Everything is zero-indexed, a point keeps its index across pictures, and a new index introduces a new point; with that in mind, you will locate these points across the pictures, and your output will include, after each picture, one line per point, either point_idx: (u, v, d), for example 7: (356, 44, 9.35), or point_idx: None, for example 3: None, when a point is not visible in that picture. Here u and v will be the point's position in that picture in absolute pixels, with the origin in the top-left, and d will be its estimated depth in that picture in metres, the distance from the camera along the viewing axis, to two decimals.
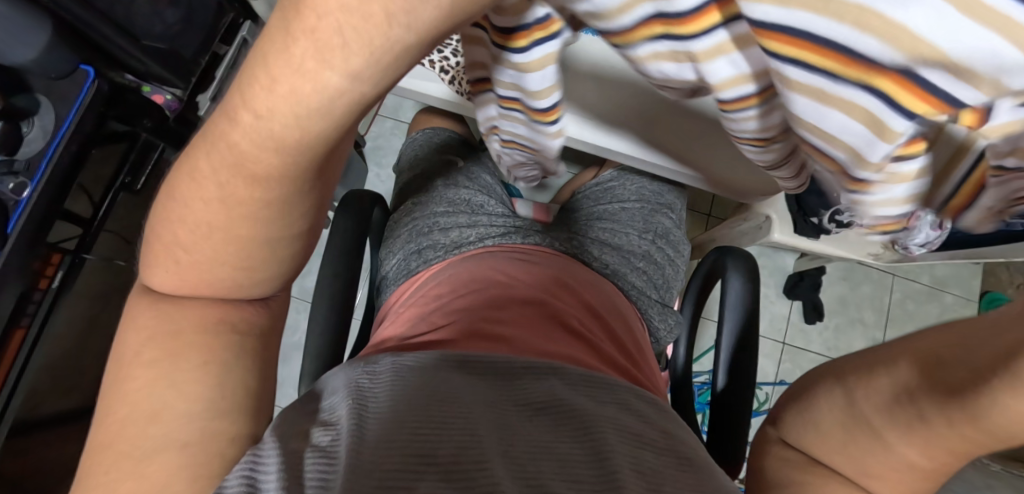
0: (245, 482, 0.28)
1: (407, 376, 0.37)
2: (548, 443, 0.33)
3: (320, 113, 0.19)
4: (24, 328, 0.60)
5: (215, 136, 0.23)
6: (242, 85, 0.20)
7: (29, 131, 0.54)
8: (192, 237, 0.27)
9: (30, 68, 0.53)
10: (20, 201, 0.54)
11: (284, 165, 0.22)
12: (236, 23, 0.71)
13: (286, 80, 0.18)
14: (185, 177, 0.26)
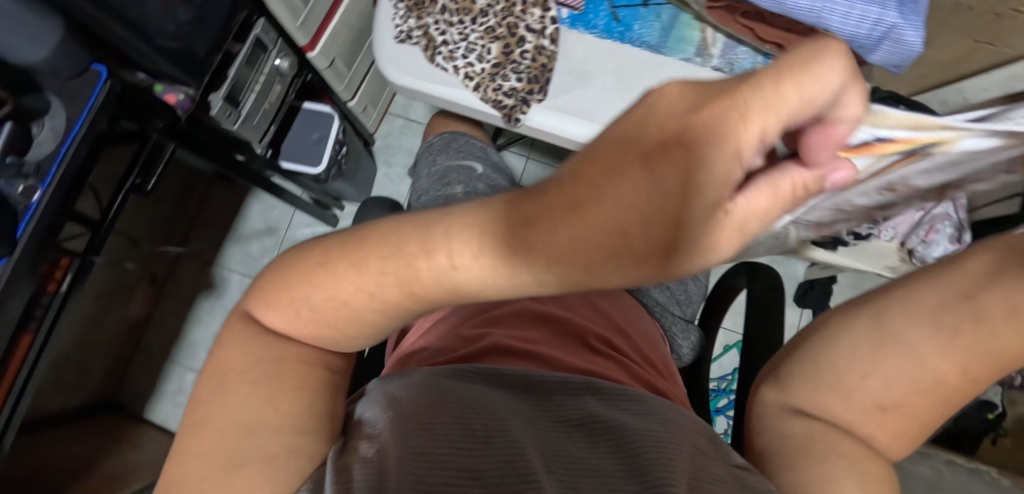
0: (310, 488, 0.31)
1: (444, 386, 0.37)
2: (585, 455, 0.33)
3: (500, 286, 0.26)
4: (32, 332, 0.59)
5: (395, 248, 0.28)
6: (450, 241, 0.25)
7: (39, 132, 0.53)
8: (323, 302, 0.32)
9: (41, 69, 0.51)
10: (29, 204, 0.52)
11: (450, 298, 0.28)
12: (249, 21, 0.69)
13: (490, 263, 0.24)
14: (348, 256, 0.31)
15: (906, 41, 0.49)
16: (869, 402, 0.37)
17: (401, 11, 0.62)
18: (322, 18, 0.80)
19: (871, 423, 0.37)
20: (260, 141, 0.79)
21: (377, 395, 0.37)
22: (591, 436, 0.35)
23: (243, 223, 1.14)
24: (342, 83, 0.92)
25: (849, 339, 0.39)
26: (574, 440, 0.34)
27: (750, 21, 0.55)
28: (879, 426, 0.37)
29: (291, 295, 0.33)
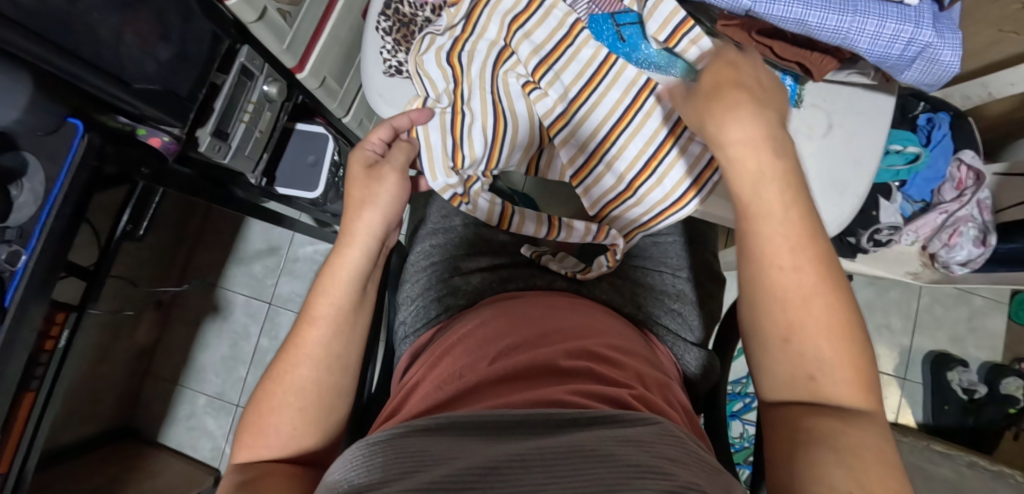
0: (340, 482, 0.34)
1: (403, 447, 0.35)
2: (538, 480, 0.30)
3: (355, 260, 0.48)
4: (34, 391, 0.57)
5: (304, 319, 0.47)
6: (316, 281, 0.48)
7: (19, 195, 0.50)
8: (285, 392, 0.44)
9: (15, 128, 0.48)
10: (16, 270, 0.50)
11: (332, 304, 0.47)
12: (233, 49, 0.66)
13: (342, 260, 0.48)
14: (286, 357, 0.45)
15: (943, 61, 0.46)
16: (800, 358, 0.37)
17: (390, 44, 0.61)
18: (309, 37, 0.75)
19: (814, 369, 0.37)
20: (253, 171, 0.76)
21: (352, 463, 0.35)
22: (542, 454, 0.32)
23: (243, 243, 1.12)
24: (335, 102, 0.88)
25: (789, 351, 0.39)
26: (526, 464, 0.32)
27: (770, 39, 0.50)
28: (836, 377, 0.36)
29: (262, 408, 0.43)
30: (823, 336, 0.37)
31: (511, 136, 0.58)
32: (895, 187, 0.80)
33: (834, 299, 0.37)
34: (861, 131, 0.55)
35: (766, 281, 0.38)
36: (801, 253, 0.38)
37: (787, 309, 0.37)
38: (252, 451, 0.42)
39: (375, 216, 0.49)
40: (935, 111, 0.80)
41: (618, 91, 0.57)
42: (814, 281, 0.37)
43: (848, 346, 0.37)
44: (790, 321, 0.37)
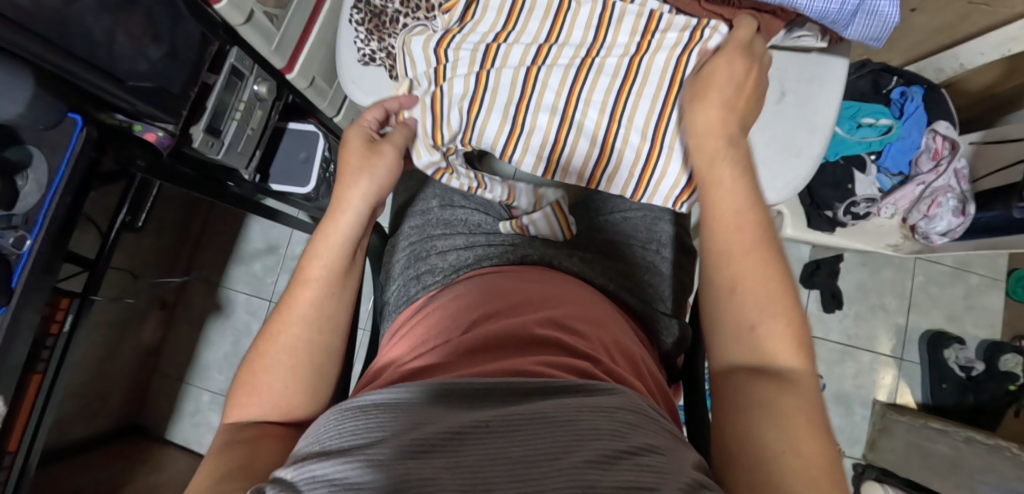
0: (314, 444, 0.33)
1: (375, 414, 0.33)
2: (498, 448, 0.28)
3: (347, 227, 0.53)
4: (40, 372, 0.61)
5: (298, 281, 0.50)
6: (309, 246, 0.52)
7: (24, 185, 0.55)
8: (278, 351, 0.46)
9: (19, 122, 0.52)
10: (21, 254, 0.54)
11: (325, 266, 0.51)
12: (223, 50, 0.70)
13: (336, 226, 0.53)
14: (278, 319, 0.48)
15: (881, 12, 0.49)
16: (744, 309, 0.40)
17: (364, 34, 0.66)
18: (297, 39, 0.79)
19: (755, 320, 0.39)
20: (247, 167, 0.80)
21: (324, 427, 0.33)
22: (508, 422, 0.29)
23: (244, 243, 1.18)
24: (325, 101, 0.92)
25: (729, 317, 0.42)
26: (489, 430, 0.29)
27: (717, 7, 0.55)
28: (772, 327, 0.39)
29: (252, 368, 0.46)
30: (762, 291, 0.40)
31: (482, 121, 0.59)
32: (868, 160, 0.81)
33: (768, 265, 0.41)
34: (806, 100, 0.59)
35: (714, 251, 0.43)
36: (740, 224, 0.43)
37: (729, 266, 0.42)
38: (240, 411, 0.45)
39: (369, 186, 0.54)
40: (907, 84, 0.81)
41: (608, 77, 0.57)
42: (753, 249, 0.42)
43: (781, 299, 0.40)
44: (731, 275, 0.41)
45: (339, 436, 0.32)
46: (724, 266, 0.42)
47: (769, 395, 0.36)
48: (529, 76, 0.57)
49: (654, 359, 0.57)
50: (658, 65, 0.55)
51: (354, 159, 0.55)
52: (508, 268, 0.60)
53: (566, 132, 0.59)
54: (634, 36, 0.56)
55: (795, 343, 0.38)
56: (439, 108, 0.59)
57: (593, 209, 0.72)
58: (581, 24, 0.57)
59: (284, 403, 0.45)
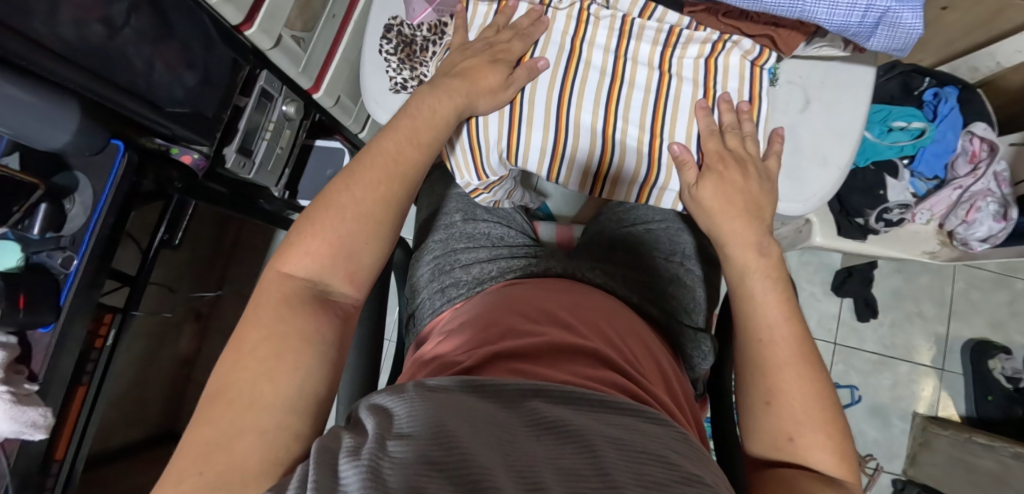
0: (370, 416, 0.33)
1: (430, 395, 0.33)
2: (557, 458, 0.28)
3: (433, 128, 0.49)
4: (84, 385, 0.64)
5: (377, 152, 0.46)
6: (392, 126, 0.48)
7: (71, 208, 0.58)
8: (369, 198, 0.43)
9: (66, 151, 0.56)
10: (69, 273, 0.57)
11: (417, 159, 0.47)
12: (253, 74, 0.73)
13: (424, 113, 0.49)
14: (373, 159, 0.45)
15: (905, 24, 0.47)
16: (783, 421, 0.40)
17: (395, 63, 0.64)
18: (323, 60, 0.82)
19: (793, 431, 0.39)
20: (276, 185, 0.83)
21: (381, 401, 0.35)
22: (568, 433, 0.31)
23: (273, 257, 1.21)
24: (351, 119, 0.94)
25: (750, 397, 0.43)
26: (544, 440, 0.30)
27: (736, 20, 0.55)
28: (812, 439, 0.39)
29: (332, 210, 0.42)
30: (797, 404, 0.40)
31: (525, 143, 0.58)
32: (901, 165, 0.78)
33: (811, 375, 0.41)
34: (839, 109, 0.58)
35: (753, 333, 0.44)
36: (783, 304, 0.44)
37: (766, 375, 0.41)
38: (292, 263, 0.41)
39: (459, 88, 0.52)
40: (941, 85, 0.78)
41: (641, 91, 0.56)
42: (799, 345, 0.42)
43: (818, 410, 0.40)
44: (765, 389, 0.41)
45: (395, 412, 0.32)
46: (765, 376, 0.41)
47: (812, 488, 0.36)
48: (564, 90, 0.57)
49: (682, 377, 0.56)
50: (688, 75, 0.57)
51: (496, 73, 0.54)
52: (538, 279, 0.60)
53: (610, 151, 0.58)
54: (656, 47, 0.56)
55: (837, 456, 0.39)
56: (479, 140, 0.59)
57: (612, 221, 0.72)
58: (601, 46, 0.57)
59: (353, 259, 0.42)
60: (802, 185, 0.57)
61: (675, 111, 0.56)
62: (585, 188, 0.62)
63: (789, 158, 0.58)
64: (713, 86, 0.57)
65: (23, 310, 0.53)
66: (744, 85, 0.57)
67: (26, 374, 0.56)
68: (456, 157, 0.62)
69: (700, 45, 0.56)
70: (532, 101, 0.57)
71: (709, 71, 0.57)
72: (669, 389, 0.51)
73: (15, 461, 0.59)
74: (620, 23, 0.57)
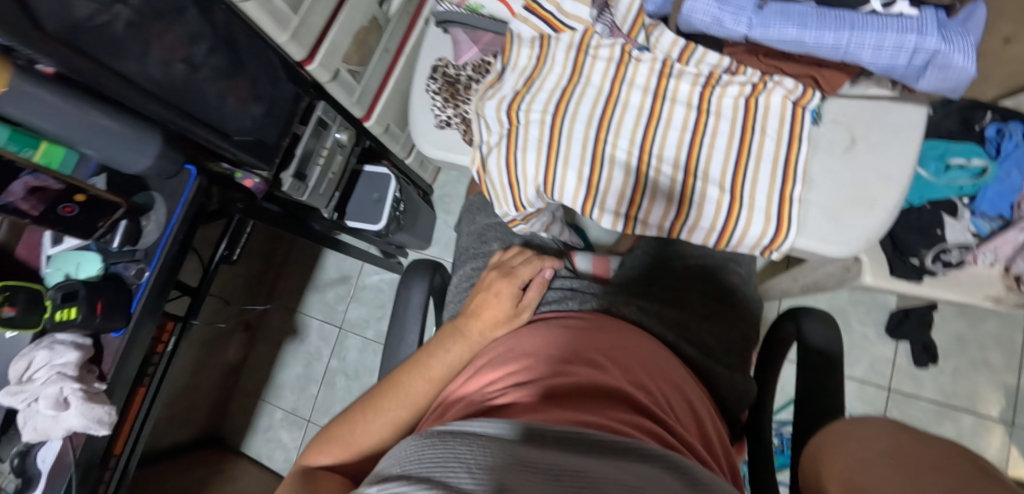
0: (400, 461, 0.40)
1: (450, 441, 0.40)
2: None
3: (476, 341, 0.58)
4: (145, 386, 0.70)
5: (420, 364, 0.56)
6: (445, 336, 0.59)
7: (147, 225, 0.64)
8: (377, 426, 0.52)
9: (147, 173, 0.62)
10: (140, 283, 0.63)
11: (448, 369, 0.55)
12: (311, 105, 0.79)
13: (470, 330, 0.59)
14: (389, 396, 0.54)
15: (955, 66, 0.47)
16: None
17: (439, 102, 0.68)
18: (375, 92, 0.89)
19: None
20: (327, 207, 0.87)
21: (406, 451, 0.41)
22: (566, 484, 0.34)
23: (319, 272, 1.28)
24: (398, 145, 1.01)
25: None
26: (560, 483, 0.34)
27: (777, 61, 0.55)
28: None
29: (352, 424, 0.53)
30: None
31: (560, 180, 0.59)
32: (960, 204, 0.76)
33: None
34: (893, 145, 0.55)
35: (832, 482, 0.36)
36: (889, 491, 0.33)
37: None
38: (317, 455, 0.53)
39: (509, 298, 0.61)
40: (1004, 120, 0.75)
41: (677, 131, 0.57)
42: None
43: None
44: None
45: (414, 460, 0.39)
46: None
47: None
48: (600, 127, 0.58)
49: (718, 421, 0.55)
50: (727, 114, 0.57)
51: (502, 309, 0.60)
52: (579, 315, 0.60)
53: (642, 191, 0.58)
54: (695, 87, 0.57)
55: None
56: (515, 169, 0.60)
57: (648, 254, 0.73)
58: (640, 86, 0.58)
59: (352, 450, 0.53)
60: (845, 227, 0.55)
61: (711, 149, 0.56)
62: (618, 226, 0.61)
63: (836, 198, 0.55)
64: (752, 124, 0.56)
65: (101, 316, 0.59)
66: (785, 127, 0.55)
67: (96, 373, 0.61)
68: (493, 187, 0.61)
69: (743, 85, 0.56)
70: (570, 136, 0.58)
71: (748, 110, 0.56)
72: (702, 432, 0.52)
73: (81, 454, 0.64)
74: (660, 64, 0.58)
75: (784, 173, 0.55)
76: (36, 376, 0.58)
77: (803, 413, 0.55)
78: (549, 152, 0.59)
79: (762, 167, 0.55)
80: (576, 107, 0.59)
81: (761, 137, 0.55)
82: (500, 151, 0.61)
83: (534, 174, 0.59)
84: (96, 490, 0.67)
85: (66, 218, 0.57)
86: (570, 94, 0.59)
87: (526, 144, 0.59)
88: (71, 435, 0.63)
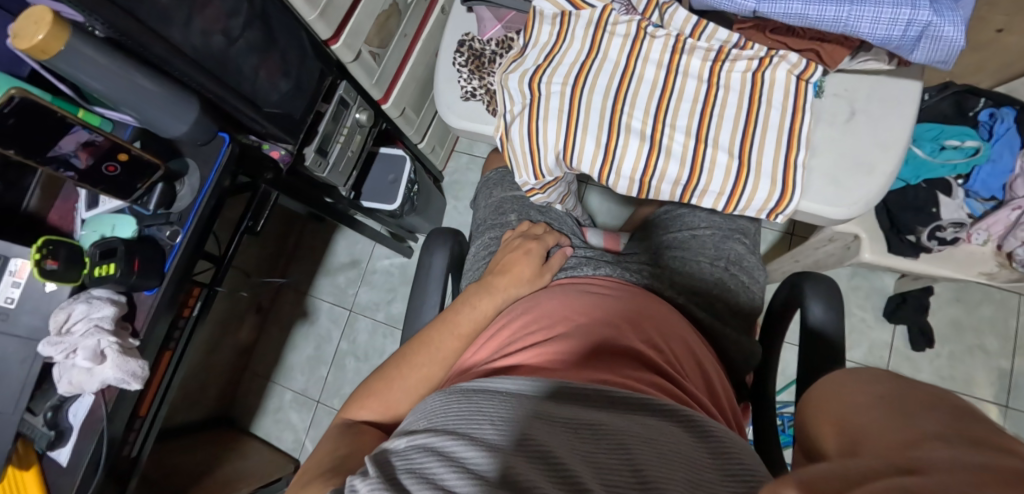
0: (426, 417, 0.43)
1: (472, 396, 0.43)
2: (588, 451, 0.37)
3: (503, 301, 0.60)
4: (171, 350, 0.73)
5: (449, 321, 0.59)
6: (472, 295, 0.61)
7: (181, 189, 0.67)
8: (413, 375, 0.55)
9: (182, 139, 0.65)
10: (174, 245, 0.66)
11: (475, 324, 0.59)
12: (334, 84, 0.82)
13: (497, 289, 0.61)
14: (422, 352, 0.56)
15: (947, 36, 0.50)
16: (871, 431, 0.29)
17: (466, 74, 0.75)
18: (394, 74, 0.92)
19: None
20: (345, 184, 0.90)
21: (432, 405, 0.44)
22: (594, 446, 0.38)
23: (331, 257, 1.31)
24: (413, 129, 1.04)
25: None
26: (579, 435, 0.39)
27: (782, 36, 0.60)
28: None
29: (385, 380, 0.56)
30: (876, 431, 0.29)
31: (579, 146, 0.64)
32: (955, 183, 0.78)
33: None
34: (889, 118, 0.60)
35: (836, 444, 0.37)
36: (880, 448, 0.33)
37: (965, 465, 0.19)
38: (355, 409, 0.56)
39: (532, 263, 0.64)
40: (996, 106, 0.78)
41: (688, 103, 0.62)
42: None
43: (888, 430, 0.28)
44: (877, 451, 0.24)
45: (440, 415, 0.42)
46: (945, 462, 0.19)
47: None
48: (617, 99, 0.63)
49: (725, 380, 0.58)
50: (736, 86, 0.61)
51: (528, 268, 0.63)
52: (596, 279, 0.63)
53: (656, 156, 0.62)
54: (706, 62, 0.62)
55: None
56: (536, 137, 0.65)
57: (659, 229, 0.77)
58: (654, 61, 0.63)
59: (389, 406, 0.55)
60: (844, 195, 0.59)
61: (719, 118, 0.61)
62: (633, 190, 0.66)
63: (835, 168, 0.60)
64: (759, 96, 0.60)
65: (137, 274, 0.62)
66: (789, 100, 0.60)
67: (130, 330, 0.64)
68: (515, 156, 0.67)
69: (753, 57, 0.61)
70: (590, 106, 0.63)
71: (755, 82, 0.60)
72: (711, 392, 0.54)
73: (111, 410, 0.66)
74: (673, 42, 0.63)
75: (789, 141, 0.59)
76: (75, 329, 0.61)
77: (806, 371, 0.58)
78: (569, 120, 0.63)
79: (769, 136, 0.60)
80: (596, 79, 0.64)
81: (767, 109, 0.60)
82: (522, 121, 0.66)
83: (554, 142, 0.64)
84: (121, 449, 0.69)
85: (108, 177, 0.61)
86: (591, 67, 0.64)
87: (547, 114, 0.64)
88: (103, 389, 0.66)
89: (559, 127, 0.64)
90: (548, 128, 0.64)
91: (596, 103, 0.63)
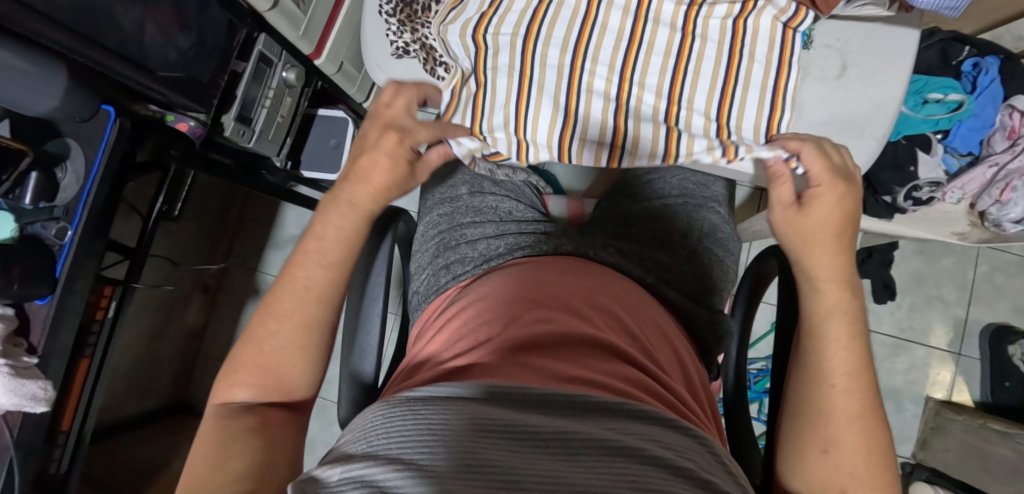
0: (361, 437, 0.32)
1: (421, 406, 0.32)
2: (559, 470, 0.26)
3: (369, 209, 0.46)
4: (88, 357, 0.64)
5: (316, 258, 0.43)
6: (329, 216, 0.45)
7: (64, 177, 0.57)
8: (288, 327, 0.41)
9: (56, 116, 0.53)
10: (63, 244, 0.57)
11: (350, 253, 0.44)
12: (252, 37, 0.68)
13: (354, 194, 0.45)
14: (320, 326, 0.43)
15: None
16: (835, 470, 0.37)
17: (395, 25, 0.67)
18: (325, 20, 0.78)
19: (845, 413, 0.38)
20: (277, 154, 0.79)
21: (366, 419, 0.34)
22: (567, 447, 0.28)
23: (279, 229, 1.20)
24: (354, 87, 0.93)
25: (806, 449, 0.39)
26: (549, 452, 0.28)
27: None
28: (851, 430, 0.37)
29: (255, 347, 0.41)
30: (861, 420, 0.38)
31: (533, 107, 0.54)
32: (934, 139, 0.74)
33: (870, 426, 0.37)
34: (885, 72, 0.54)
35: (818, 387, 0.39)
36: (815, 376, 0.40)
37: (822, 308, 0.42)
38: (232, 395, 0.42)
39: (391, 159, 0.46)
40: (981, 55, 0.73)
41: (659, 56, 0.54)
42: (859, 384, 0.39)
43: (879, 436, 0.38)
44: (818, 369, 0.40)
45: (376, 431, 0.31)
46: (823, 318, 0.41)
47: (841, 425, 0.38)
48: (577, 50, 0.54)
49: (701, 369, 0.53)
50: (715, 33, 0.54)
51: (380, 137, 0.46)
52: (555, 259, 0.55)
53: (625, 119, 0.55)
54: (680, 6, 0.54)
55: (874, 454, 0.37)
56: (484, 102, 0.54)
57: (627, 196, 0.69)
58: (620, 7, 0.54)
59: None
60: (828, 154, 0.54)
61: (695, 73, 0.53)
62: (601, 159, 0.57)
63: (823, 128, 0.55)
64: (740, 47, 0.53)
65: (19, 283, 0.53)
66: (774, 52, 0.53)
67: (25, 347, 0.55)
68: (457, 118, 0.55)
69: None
70: (546, 61, 0.55)
71: (736, 29, 0.53)
72: (687, 380, 0.49)
73: (19, 433, 0.58)
74: None
75: (773, 99, 0.53)
76: None
77: (783, 339, 0.53)
78: (523, 82, 0.54)
79: (752, 100, 0.53)
80: (554, 32, 0.55)
81: (749, 62, 0.53)
82: (465, 85, 0.56)
83: (502, 104, 0.55)
84: (43, 469, 0.62)
85: None
86: (547, 16, 0.55)
87: (494, 75, 0.55)
88: (3, 415, 0.57)
89: (508, 92, 0.55)
90: (495, 88, 0.55)
91: (552, 59, 0.55)
